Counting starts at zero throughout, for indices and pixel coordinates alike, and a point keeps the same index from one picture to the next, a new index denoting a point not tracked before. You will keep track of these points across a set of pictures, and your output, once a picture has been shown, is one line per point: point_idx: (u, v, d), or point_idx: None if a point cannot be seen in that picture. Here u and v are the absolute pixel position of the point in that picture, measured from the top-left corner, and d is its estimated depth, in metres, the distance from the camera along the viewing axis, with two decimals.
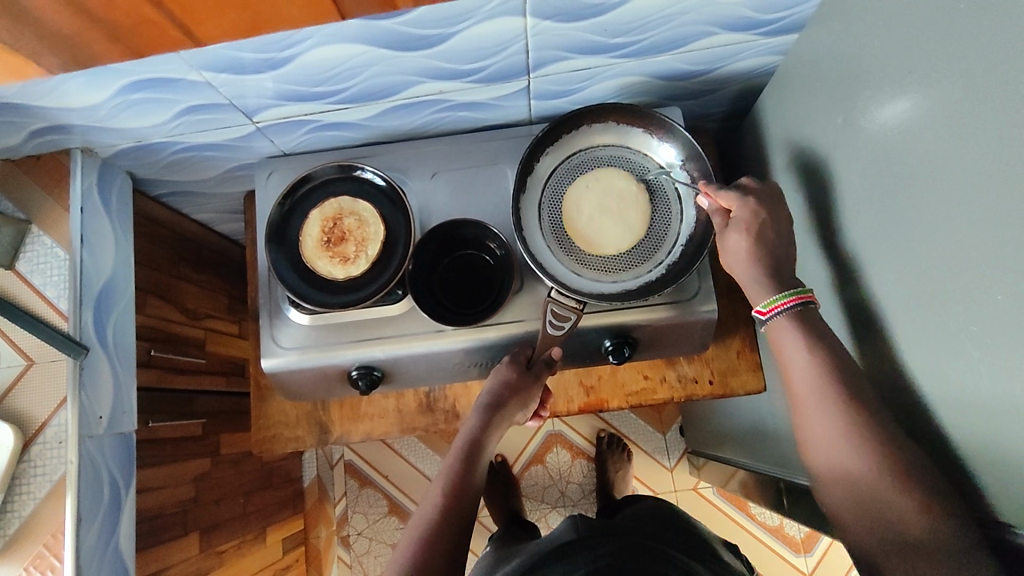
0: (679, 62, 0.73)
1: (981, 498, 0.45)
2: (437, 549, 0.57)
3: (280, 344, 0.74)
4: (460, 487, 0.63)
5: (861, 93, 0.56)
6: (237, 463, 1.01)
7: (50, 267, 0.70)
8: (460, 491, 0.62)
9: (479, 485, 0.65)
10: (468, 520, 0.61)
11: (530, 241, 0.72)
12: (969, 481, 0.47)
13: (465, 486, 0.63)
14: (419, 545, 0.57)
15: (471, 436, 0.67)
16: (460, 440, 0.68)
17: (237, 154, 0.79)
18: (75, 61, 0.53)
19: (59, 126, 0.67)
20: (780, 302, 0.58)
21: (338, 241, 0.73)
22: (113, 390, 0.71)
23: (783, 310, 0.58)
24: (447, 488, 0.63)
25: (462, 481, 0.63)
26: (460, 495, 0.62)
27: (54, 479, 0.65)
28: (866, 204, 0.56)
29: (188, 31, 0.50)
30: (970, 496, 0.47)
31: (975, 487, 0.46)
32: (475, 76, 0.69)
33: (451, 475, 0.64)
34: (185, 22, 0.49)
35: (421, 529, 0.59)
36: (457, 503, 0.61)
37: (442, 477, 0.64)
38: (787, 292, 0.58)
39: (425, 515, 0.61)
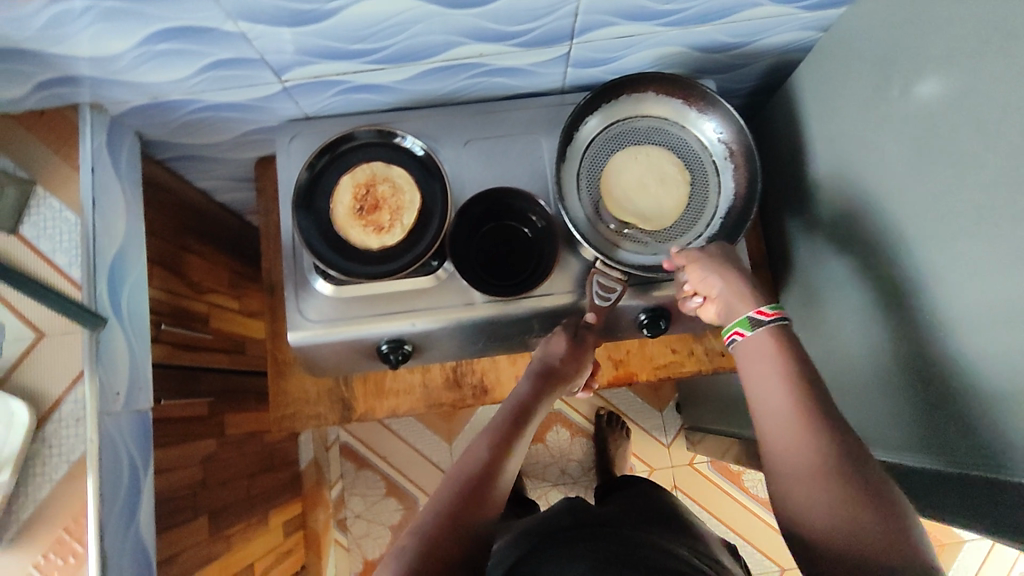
0: (719, 33, 0.72)
1: (1016, 451, 0.48)
2: (476, 504, 0.52)
3: (305, 317, 0.71)
4: (504, 447, 0.58)
5: (914, 66, 0.56)
6: (241, 445, 0.97)
7: (59, 232, 0.64)
8: (504, 451, 0.57)
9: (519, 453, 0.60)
10: (505, 484, 0.56)
11: (571, 211, 0.71)
12: (1006, 438, 0.49)
13: (512, 445, 0.59)
14: (461, 489, 0.53)
15: (519, 399, 0.63)
16: (507, 401, 0.64)
17: (256, 115, 0.74)
18: None
19: (68, 77, 0.62)
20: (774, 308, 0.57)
21: (372, 209, 0.70)
22: (130, 365, 0.67)
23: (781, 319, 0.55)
24: (492, 445, 0.58)
25: (507, 442, 0.58)
26: (503, 457, 0.57)
27: (72, 459, 0.60)
28: (918, 176, 0.57)
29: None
30: (1004, 450, 0.49)
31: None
32: (518, 39, 0.67)
33: (499, 430, 0.59)
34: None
35: (461, 478, 0.53)
36: (503, 459, 0.57)
37: (490, 431, 0.60)
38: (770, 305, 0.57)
39: (465, 467, 0.55)
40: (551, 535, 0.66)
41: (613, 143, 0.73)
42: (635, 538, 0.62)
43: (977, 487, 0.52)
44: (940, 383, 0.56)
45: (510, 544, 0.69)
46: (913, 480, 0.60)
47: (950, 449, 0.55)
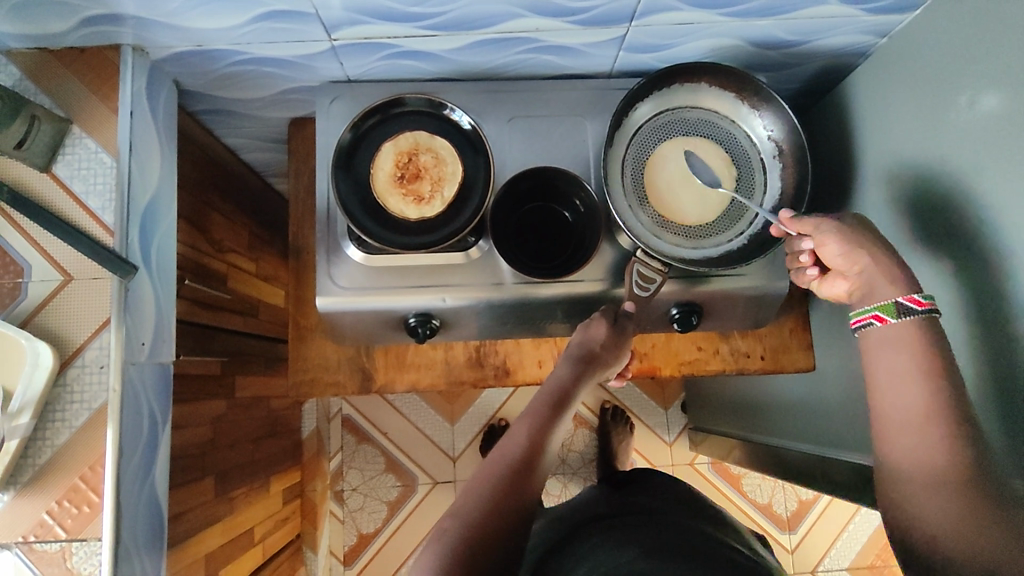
0: (778, 29, 0.71)
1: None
2: (512, 502, 0.53)
3: (335, 283, 0.70)
4: (541, 439, 0.58)
5: (991, 76, 0.55)
6: (248, 408, 0.96)
7: (93, 174, 0.63)
8: (541, 442, 0.57)
9: (557, 440, 0.60)
10: (541, 476, 0.57)
11: (614, 197, 0.69)
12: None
13: (549, 436, 0.58)
14: (497, 487, 0.53)
15: (557, 385, 0.62)
16: (544, 387, 0.63)
17: (298, 74, 0.73)
18: None
19: (113, 15, 0.59)
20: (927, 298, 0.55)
21: (413, 178, 0.69)
22: (156, 317, 0.65)
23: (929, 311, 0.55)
24: (530, 437, 0.57)
25: (544, 433, 0.58)
26: (540, 450, 0.57)
27: (93, 407, 0.59)
28: (986, 187, 0.56)
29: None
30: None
31: None
32: (578, 17, 0.65)
33: (536, 420, 0.59)
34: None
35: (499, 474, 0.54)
36: (539, 451, 0.57)
37: (527, 420, 0.59)
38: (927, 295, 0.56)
39: (502, 462, 0.55)
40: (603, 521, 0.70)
41: (661, 132, 0.72)
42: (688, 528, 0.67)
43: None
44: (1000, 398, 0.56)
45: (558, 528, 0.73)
46: None
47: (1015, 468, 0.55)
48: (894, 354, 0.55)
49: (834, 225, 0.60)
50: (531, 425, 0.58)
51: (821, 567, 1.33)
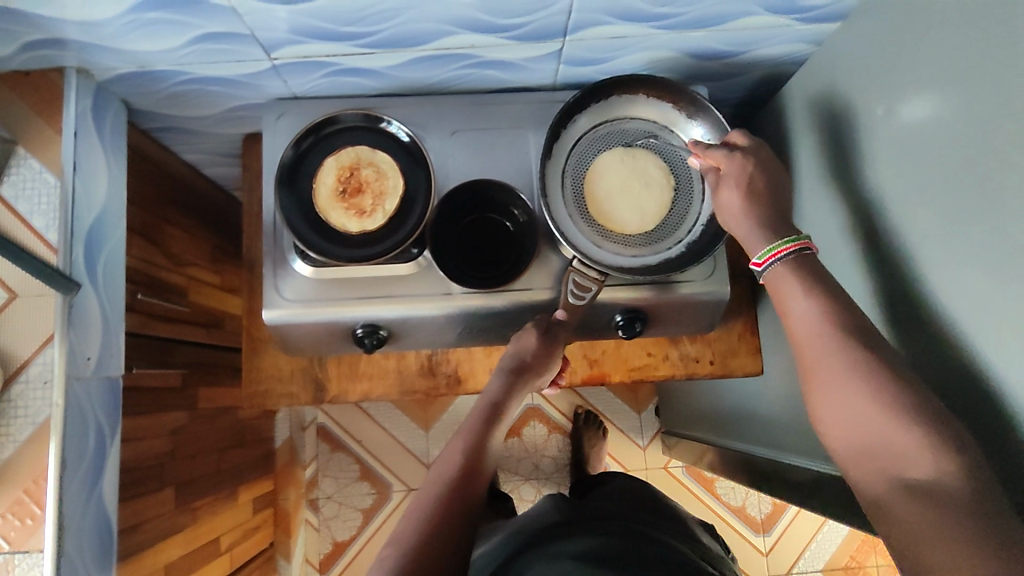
0: (712, 40, 0.72)
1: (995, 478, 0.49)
2: (456, 514, 0.54)
3: (282, 296, 0.71)
4: (479, 449, 0.60)
5: (899, 86, 0.57)
6: (212, 419, 0.97)
7: (38, 194, 0.64)
8: (478, 454, 0.59)
9: (495, 451, 0.63)
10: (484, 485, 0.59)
11: (553, 208, 0.71)
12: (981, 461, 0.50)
13: (485, 449, 0.60)
14: (439, 502, 0.55)
15: (491, 399, 0.65)
16: (479, 402, 0.65)
17: (244, 92, 0.74)
18: None
19: (55, 40, 0.61)
20: (780, 248, 0.58)
21: (355, 192, 0.70)
22: (102, 333, 0.67)
23: (783, 257, 0.57)
24: (466, 449, 0.60)
25: (481, 445, 0.60)
26: (478, 460, 0.59)
27: (37, 422, 0.60)
28: (894, 195, 0.58)
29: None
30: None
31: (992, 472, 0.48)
32: (511, 33, 0.67)
33: (472, 435, 0.61)
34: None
35: (439, 490, 0.56)
36: (477, 464, 0.59)
37: (463, 436, 0.61)
38: (788, 239, 0.58)
39: (442, 476, 0.57)
40: (551, 528, 0.65)
41: (599, 142, 0.73)
42: (640, 534, 0.62)
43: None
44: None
45: (506, 543, 0.68)
46: None
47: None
48: (802, 309, 0.55)
49: (724, 146, 0.66)
50: (467, 439, 0.61)
51: (795, 569, 1.33)
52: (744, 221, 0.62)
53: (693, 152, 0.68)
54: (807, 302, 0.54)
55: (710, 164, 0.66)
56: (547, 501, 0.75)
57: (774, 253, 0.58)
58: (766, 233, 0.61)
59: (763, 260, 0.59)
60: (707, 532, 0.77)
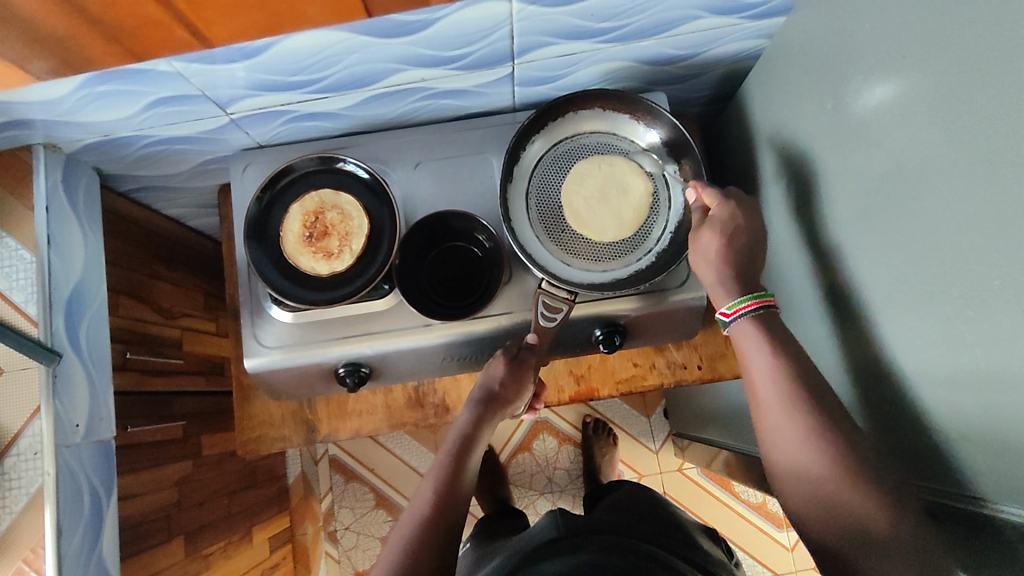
0: (664, 47, 0.72)
1: (972, 479, 0.47)
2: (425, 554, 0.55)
3: (262, 343, 0.72)
4: (452, 483, 0.62)
5: (852, 76, 0.56)
6: (219, 464, 0.98)
7: (15, 270, 0.66)
8: (449, 490, 0.61)
9: (470, 483, 0.64)
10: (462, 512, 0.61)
11: (519, 232, 0.71)
12: (953, 463, 0.49)
13: (457, 483, 0.62)
14: (409, 543, 0.56)
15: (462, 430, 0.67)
16: (452, 435, 0.67)
17: (210, 146, 0.76)
18: (51, 59, 0.51)
19: (19, 121, 0.63)
20: (744, 304, 0.59)
21: (321, 236, 0.71)
22: (89, 398, 0.69)
23: (744, 314, 0.59)
24: (438, 483, 0.61)
25: (456, 473, 0.63)
26: (453, 486, 0.61)
27: (30, 492, 0.62)
28: (856, 187, 0.57)
29: (193, 32, 0.50)
30: (956, 476, 0.49)
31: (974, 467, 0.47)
32: (459, 63, 0.67)
33: (444, 470, 0.63)
34: (193, 23, 0.49)
35: (409, 531, 0.57)
36: (448, 500, 0.60)
37: (435, 472, 0.63)
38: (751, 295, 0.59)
39: (416, 512, 0.59)
40: (546, 548, 0.64)
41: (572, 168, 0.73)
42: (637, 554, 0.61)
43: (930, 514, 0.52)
44: (888, 400, 0.56)
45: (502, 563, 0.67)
46: None
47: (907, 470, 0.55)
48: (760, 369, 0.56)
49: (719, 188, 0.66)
50: (438, 477, 0.62)
51: None
52: (711, 269, 0.62)
53: (693, 184, 0.67)
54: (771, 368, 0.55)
55: (704, 203, 0.66)
56: (545, 515, 0.72)
57: (739, 308, 0.59)
58: (729, 283, 0.61)
59: (735, 310, 0.59)
60: (706, 536, 0.76)
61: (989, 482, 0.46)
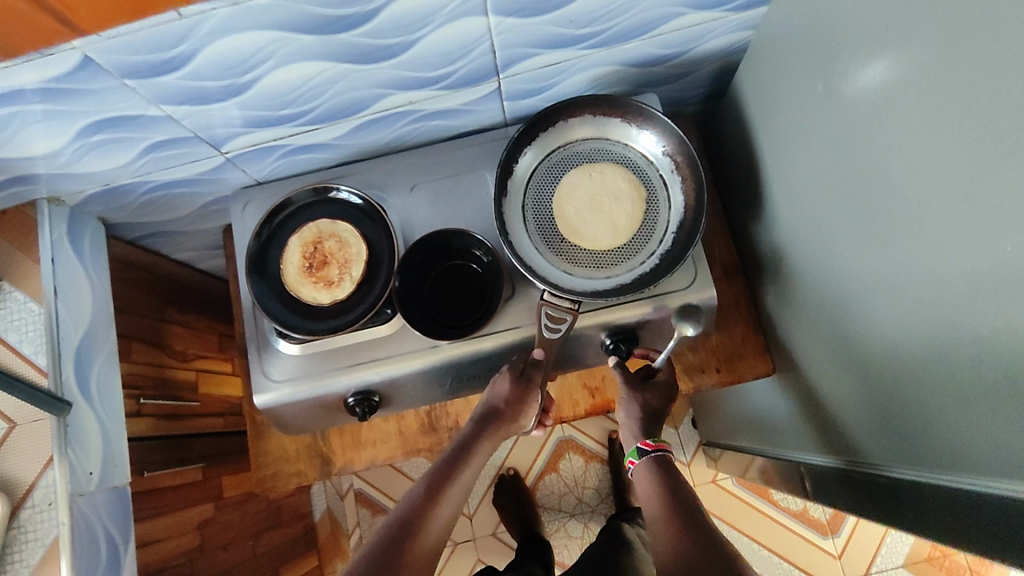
0: (649, 48, 0.71)
1: (994, 460, 0.44)
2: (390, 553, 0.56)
3: (270, 377, 0.71)
4: (432, 493, 0.62)
5: (838, 56, 0.54)
6: (242, 505, 0.98)
7: (25, 322, 0.67)
8: (430, 498, 0.61)
9: (456, 494, 0.64)
10: (436, 524, 0.61)
11: (518, 245, 0.70)
12: (978, 446, 0.46)
13: (439, 493, 0.62)
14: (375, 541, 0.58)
15: (457, 442, 0.67)
16: (448, 446, 0.68)
17: (209, 187, 0.77)
18: None
19: (21, 177, 0.65)
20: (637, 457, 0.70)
21: (321, 265, 0.71)
22: (103, 445, 0.69)
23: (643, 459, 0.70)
24: (419, 491, 0.62)
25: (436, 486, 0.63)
26: (435, 495, 0.62)
27: (46, 543, 0.62)
28: (857, 168, 0.55)
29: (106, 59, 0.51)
30: (980, 459, 0.46)
31: (999, 448, 0.44)
32: (444, 82, 0.67)
33: (429, 477, 0.64)
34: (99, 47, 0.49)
35: (380, 529, 0.59)
36: (424, 505, 0.61)
37: (422, 479, 0.64)
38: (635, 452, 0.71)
39: (392, 514, 0.61)
40: None
41: (564, 178, 0.72)
42: None
43: (952, 502, 0.50)
44: (910, 388, 0.53)
45: None
46: (896, 496, 0.58)
47: (931, 458, 0.52)
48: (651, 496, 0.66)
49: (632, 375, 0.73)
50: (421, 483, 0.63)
51: (874, 569, 1.24)
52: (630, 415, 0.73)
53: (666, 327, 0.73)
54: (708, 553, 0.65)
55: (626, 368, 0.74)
56: None
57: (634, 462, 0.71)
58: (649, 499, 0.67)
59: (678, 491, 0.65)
60: None
61: (1014, 466, 0.42)
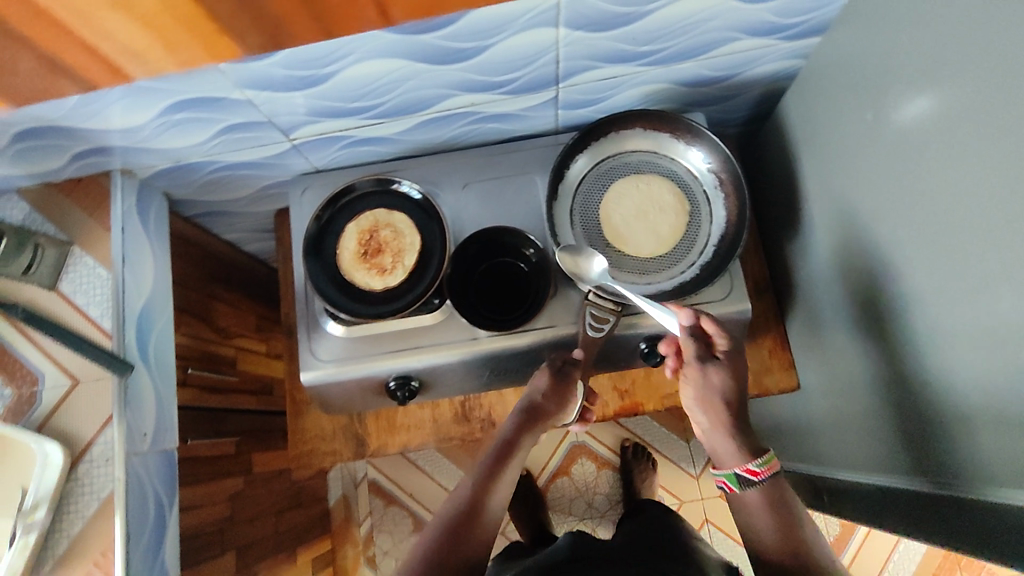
0: (702, 69, 0.74)
1: None
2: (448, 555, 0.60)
3: (317, 357, 0.75)
4: (481, 494, 0.65)
5: (888, 89, 0.57)
6: (268, 482, 1.01)
7: (93, 286, 0.71)
8: (479, 498, 0.65)
9: (503, 493, 0.67)
10: (489, 516, 0.65)
11: (565, 247, 0.73)
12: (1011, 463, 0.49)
13: (487, 493, 0.65)
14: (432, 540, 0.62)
15: (502, 438, 0.69)
16: (494, 440, 0.70)
17: (271, 171, 0.81)
18: None
19: (100, 148, 0.69)
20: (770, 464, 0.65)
21: (375, 252, 0.75)
22: (156, 408, 0.72)
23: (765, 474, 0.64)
24: (469, 491, 0.65)
25: (487, 480, 0.66)
26: (483, 495, 0.65)
27: (101, 497, 0.65)
28: (901, 194, 0.58)
29: None
30: (1011, 475, 0.49)
31: None
32: (506, 87, 0.71)
33: (478, 477, 0.66)
34: None
35: (435, 529, 0.63)
36: (475, 506, 0.64)
37: (471, 478, 0.67)
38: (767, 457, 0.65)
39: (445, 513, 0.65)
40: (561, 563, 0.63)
41: (612, 186, 0.76)
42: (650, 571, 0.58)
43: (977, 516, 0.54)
44: (950, 408, 0.56)
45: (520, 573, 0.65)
46: (927, 513, 0.61)
47: (961, 474, 0.56)
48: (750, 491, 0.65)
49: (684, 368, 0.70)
50: (470, 483, 0.66)
51: None
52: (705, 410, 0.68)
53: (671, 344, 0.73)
54: (762, 498, 0.64)
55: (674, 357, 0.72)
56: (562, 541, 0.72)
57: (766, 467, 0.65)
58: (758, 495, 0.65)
59: (763, 469, 0.64)
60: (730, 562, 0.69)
61: None
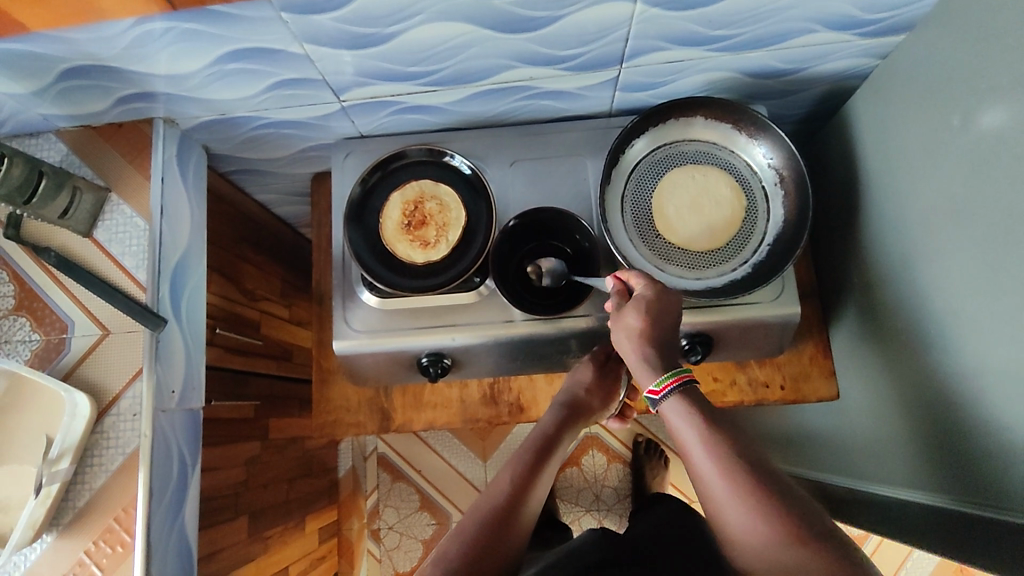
0: (771, 60, 0.71)
1: None
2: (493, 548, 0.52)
3: (351, 326, 0.73)
4: (527, 483, 0.58)
5: (975, 94, 0.55)
6: (282, 449, 0.99)
7: (129, 236, 0.69)
8: (526, 486, 0.58)
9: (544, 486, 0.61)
10: (531, 512, 0.57)
11: (614, 234, 0.71)
12: None
13: (534, 481, 0.59)
14: (475, 532, 0.53)
15: (545, 426, 0.66)
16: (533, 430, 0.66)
17: (315, 133, 0.78)
18: None
19: (145, 93, 0.66)
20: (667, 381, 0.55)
21: (419, 225, 0.73)
22: (185, 365, 0.71)
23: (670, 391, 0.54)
24: (513, 480, 0.58)
25: (532, 469, 0.60)
26: (530, 483, 0.58)
27: (127, 452, 0.64)
28: (978, 206, 0.55)
29: None
30: None
31: None
32: (568, 63, 0.68)
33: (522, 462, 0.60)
34: None
35: (476, 518, 0.54)
36: (521, 493, 0.57)
37: (512, 464, 0.60)
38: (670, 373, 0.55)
39: (483, 503, 0.56)
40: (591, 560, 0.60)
41: (667, 175, 0.73)
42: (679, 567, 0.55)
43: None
44: (1004, 431, 0.54)
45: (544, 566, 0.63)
46: (969, 535, 0.59)
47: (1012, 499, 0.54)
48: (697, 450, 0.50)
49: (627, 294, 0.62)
50: (513, 469, 0.59)
51: None
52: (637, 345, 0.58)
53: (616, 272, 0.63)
54: (705, 451, 0.49)
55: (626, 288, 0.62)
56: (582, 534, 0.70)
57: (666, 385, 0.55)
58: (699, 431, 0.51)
59: (663, 386, 0.55)
60: None
61: None
